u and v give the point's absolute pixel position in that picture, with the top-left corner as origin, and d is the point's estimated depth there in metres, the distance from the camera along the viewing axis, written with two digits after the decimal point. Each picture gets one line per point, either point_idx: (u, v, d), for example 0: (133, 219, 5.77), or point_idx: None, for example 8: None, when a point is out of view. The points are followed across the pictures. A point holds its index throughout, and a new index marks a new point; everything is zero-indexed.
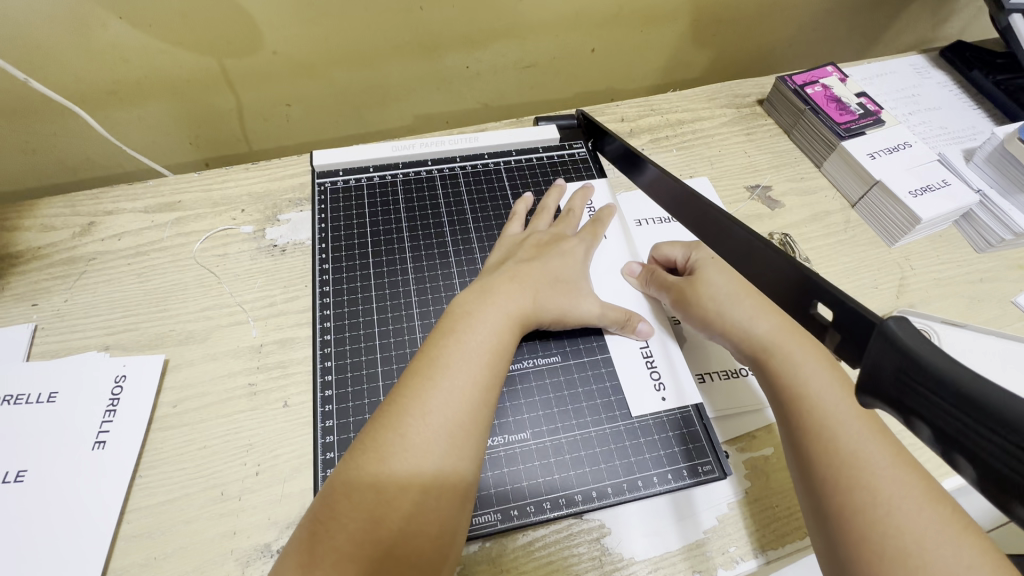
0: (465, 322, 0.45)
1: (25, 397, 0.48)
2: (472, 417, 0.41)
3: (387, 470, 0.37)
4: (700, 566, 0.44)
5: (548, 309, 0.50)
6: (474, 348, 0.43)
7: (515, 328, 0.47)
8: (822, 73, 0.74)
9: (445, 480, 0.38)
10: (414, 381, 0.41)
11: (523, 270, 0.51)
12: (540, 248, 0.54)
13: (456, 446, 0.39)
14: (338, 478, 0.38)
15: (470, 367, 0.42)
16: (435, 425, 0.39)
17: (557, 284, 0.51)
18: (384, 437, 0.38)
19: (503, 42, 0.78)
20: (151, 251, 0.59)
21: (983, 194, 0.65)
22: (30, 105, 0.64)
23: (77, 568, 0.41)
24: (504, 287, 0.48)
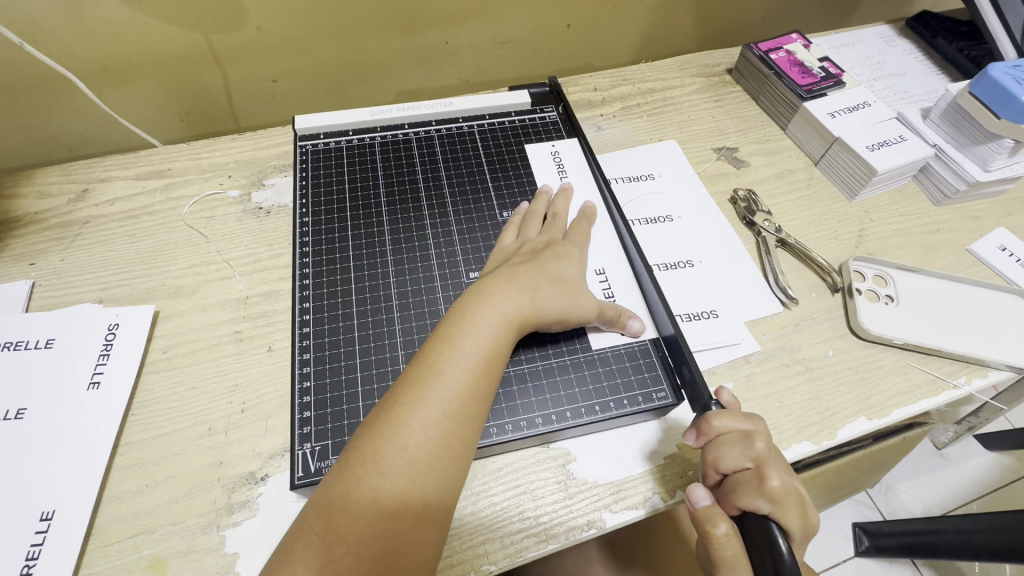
0: (461, 327, 0.45)
1: (25, 343, 0.51)
2: (467, 419, 0.41)
3: (387, 482, 0.38)
4: (660, 488, 0.47)
5: (548, 310, 0.48)
6: (469, 354, 0.43)
7: (513, 331, 0.46)
8: (786, 40, 0.77)
9: (441, 481, 0.39)
10: (410, 388, 0.41)
11: (521, 271, 0.49)
12: (535, 252, 0.53)
13: (451, 452, 0.40)
14: (333, 487, 0.38)
15: (466, 372, 0.42)
16: (431, 429, 0.40)
17: (556, 286, 0.50)
18: (381, 444, 0.39)
19: (481, 18, 0.81)
20: (143, 214, 0.62)
21: (938, 148, 0.67)
22: (26, 81, 0.67)
23: (74, 494, 0.44)
24: (501, 292, 0.47)
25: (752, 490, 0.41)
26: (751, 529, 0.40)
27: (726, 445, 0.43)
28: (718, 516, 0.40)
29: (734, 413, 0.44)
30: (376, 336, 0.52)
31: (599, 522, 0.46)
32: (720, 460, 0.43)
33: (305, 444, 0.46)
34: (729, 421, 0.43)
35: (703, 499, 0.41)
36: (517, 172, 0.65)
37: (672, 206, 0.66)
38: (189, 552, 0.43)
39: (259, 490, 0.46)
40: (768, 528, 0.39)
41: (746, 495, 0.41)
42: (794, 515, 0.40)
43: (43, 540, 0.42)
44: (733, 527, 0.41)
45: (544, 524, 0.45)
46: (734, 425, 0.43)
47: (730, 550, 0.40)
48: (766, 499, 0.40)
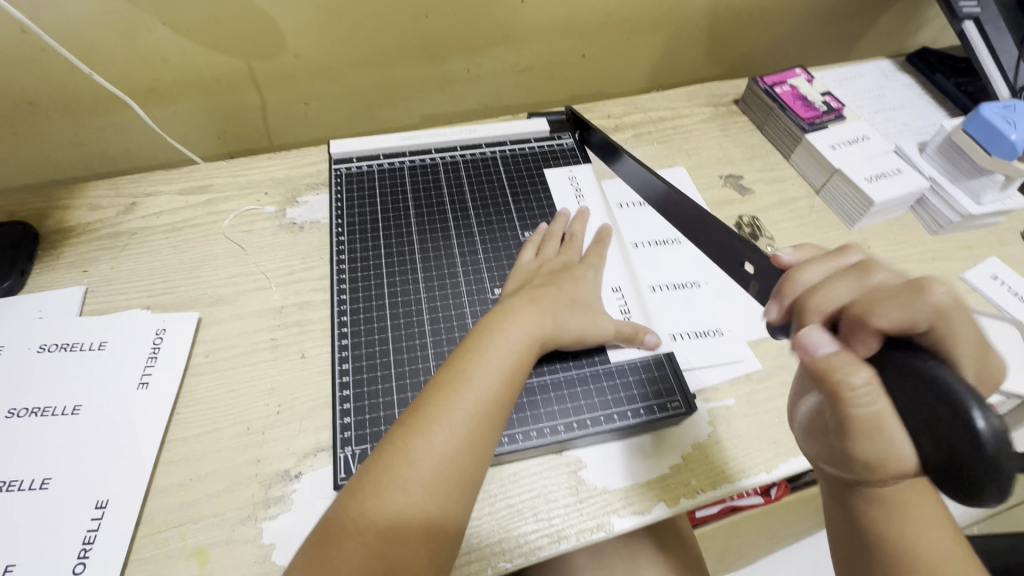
0: (489, 340, 0.48)
1: (80, 345, 0.55)
2: (490, 422, 0.44)
3: (414, 474, 0.40)
4: (666, 495, 0.51)
5: (566, 332, 0.52)
6: (495, 365, 0.47)
7: (537, 348, 0.50)
8: (791, 75, 0.81)
9: (465, 478, 0.42)
10: (439, 392, 0.45)
11: (543, 294, 0.54)
12: (555, 275, 0.57)
13: (474, 452, 0.43)
14: (363, 478, 0.41)
15: (491, 380, 0.46)
16: (458, 428, 0.43)
17: (574, 309, 0.54)
18: (411, 439, 0.42)
19: (502, 48, 0.86)
20: (186, 227, 0.67)
21: (933, 182, 0.71)
22: (82, 100, 0.72)
23: (124, 485, 0.48)
24: (525, 312, 0.51)
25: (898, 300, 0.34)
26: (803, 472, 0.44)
27: (838, 282, 0.38)
28: (853, 366, 0.33)
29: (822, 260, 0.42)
30: (408, 347, 0.56)
31: (608, 525, 0.49)
32: (827, 297, 0.38)
33: (347, 447, 0.50)
34: (814, 274, 0.41)
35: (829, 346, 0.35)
36: (538, 194, 0.70)
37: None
38: (229, 542, 0.47)
39: (293, 486, 0.50)
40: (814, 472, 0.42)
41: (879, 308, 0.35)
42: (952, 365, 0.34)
43: (98, 526, 0.46)
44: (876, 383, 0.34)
45: (556, 525, 0.49)
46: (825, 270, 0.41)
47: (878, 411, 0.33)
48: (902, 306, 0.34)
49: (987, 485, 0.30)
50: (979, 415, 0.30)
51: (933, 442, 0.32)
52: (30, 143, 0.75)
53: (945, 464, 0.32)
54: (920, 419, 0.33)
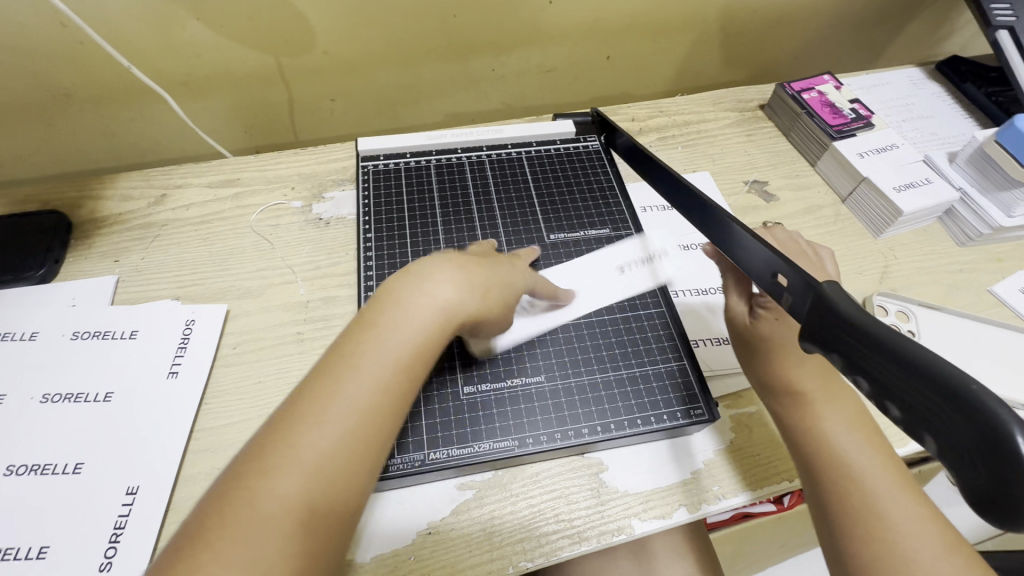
0: (364, 321, 0.42)
1: (111, 333, 0.56)
2: (389, 414, 0.39)
3: (301, 460, 0.35)
4: (688, 500, 0.51)
5: (488, 303, 0.48)
6: (391, 344, 0.41)
7: (450, 326, 0.45)
8: (819, 81, 0.81)
9: (352, 478, 0.36)
10: (332, 369, 0.39)
11: (477, 271, 0.49)
12: (484, 256, 0.52)
13: (369, 448, 0.37)
14: (235, 479, 0.34)
15: (384, 367, 0.40)
16: (354, 426, 0.37)
17: (501, 291, 0.50)
18: (298, 435, 0.36)
19: (528, 49, 0.86)
20: (214, 220, 0.68)
21: (963, 193, 0.70)
22: (115, 93, 0.74)
23: (154, 472, 0.49)
24: (447, 293, 0.45)
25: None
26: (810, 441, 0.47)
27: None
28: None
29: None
30: None
31: (629, 528, 0.49)
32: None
33: None
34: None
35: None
36: (563, 196, 0.70)
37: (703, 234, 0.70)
38: None
39: None
40: None
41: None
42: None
43: (128, 512, 0.47)
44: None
45: (578, 527, 0.49)
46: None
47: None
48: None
49: None
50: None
51: (962, 467, 0.30)
52: (63, 133, 0.76)
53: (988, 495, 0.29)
54: (958, 442, 0.30)
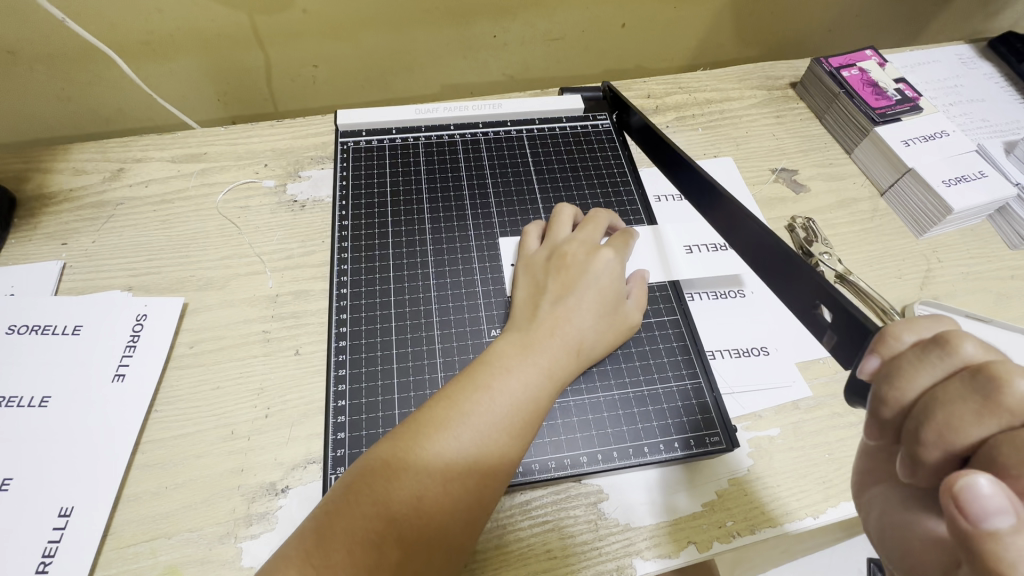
0: (480, 376, 0.41)
1: (52, 328, 0.50)
2: (488, 472, 0.37)
3: (391, 496, 0.35)
4: (697, 537, 0.45)
5: (594, 351, 0.46)
6: (501, 394, 0.40)
7: (556, 383, 0.43)
8: (860, 57, 0.72)
9: (446, 531, 0.35)
10: (439, 412, 0.38)
11: (561, 312, 0.45)
12: (570, 275, 0.47)
13: (467, 505, 0.36)
14: (331, 511, 0.34)
15: (491, 424, 0.38)
16: (450, 477, 0.36)
17: (599, 323, 0.46)
18: (395, 481, 0.35)
19: (534, 13, 0.77)
20: (176, 200, 0.61)
21: (1021, 188, 0.62)
22: (68, 53, 0.65)
23: (93, 490, 0.43)
24: (549, 344, 0.43)
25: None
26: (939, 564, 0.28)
27: (954, 409, 0.27)
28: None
29: (923, 359, 0.29)
30: (414, 354, 0.49)
31: (630, 569, 0.43)
32: (952, 429, 0.26)
33: (338, 467, 0.44)
34: (921, 380, 0.29)
35: (1001, 516, 0.22)
36: (567, 182, 0.62)
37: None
38: (205, 562, 0.42)
39: (279, 502, 0.44)
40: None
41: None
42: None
43: (60, 537, 0.41)
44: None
45: (571, 565, 0.43)
46: (933, 374, 0.28)
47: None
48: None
49: None
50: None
51: None
52: (13, 96, 0.68)
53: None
54: None
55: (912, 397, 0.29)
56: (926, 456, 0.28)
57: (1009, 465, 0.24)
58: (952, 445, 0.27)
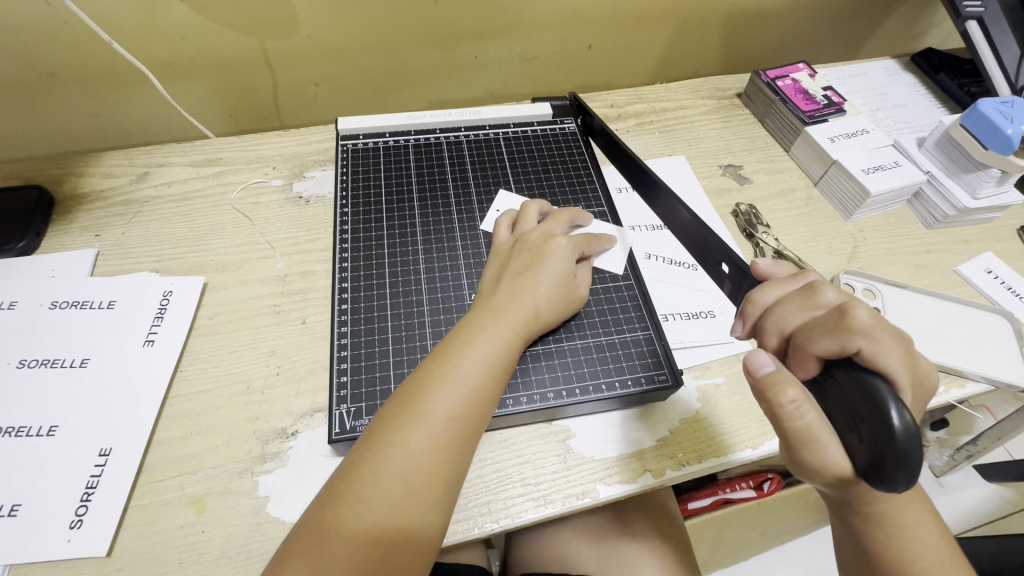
0: (465, 336, 0.47)
1: (90, 303, 0.57)
2: (482, 410, 0.44)
3: (405, 445, 0.41)
4: (652, 466, 0.52)
5: (553, 317, 0.54)
6: (485, 351, 0.46)
7: (524, 338, 0.50)
8: (793, 69, 0.83)
9: (457, 460, 0.42)
10: (433, 371, 0.45)
11: (523, 283, 0.53)
12: (531, 256, 0.55)
13: (470, 439, 0.43)
14: (359, 459, 0.40)
15: (480, 371, 0.45)
16: (453, 418, 0.43)
17: (556, 292, 0.54)
18: (408, 428, 0.41)
19: (510, 36, 0.88)
20: (195, 197, 0.69)
21: (930, 176, 0.72)
22: (100, 73, 0.75)
23: (127, 435, 0.50)
24: (514, 308, 0.50)
25: (833, 329, 0.33)
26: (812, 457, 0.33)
27: (787, 307, 0.37)
28: (787, 383, 0.33)
29: (778, 281, 0.40)
30: (406, 314, 0.57)
31: (594, 492, 0.50)
32: (782, 320, 0.36)
33: (341, 405, 0.50)
34: (772, 293, 0.39)
35: (768, 366, 0.34)
36: (539, 176, 0.71)
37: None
38: (226, 493, 0.48)
39: (289, 444, 0.51)
40: (860, 379, 0.31)
41: (815, 338, 0.34)
42: (884, 358, 0.32)
43: (101, 472, 0.48)
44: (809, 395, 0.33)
45: (543, 490, 0.50)
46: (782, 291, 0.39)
47: (808, 423, 0.32)
48: (833, 337, 0.33)
49: (898, 474, 0.29)
50: (893, 411, 0.29)
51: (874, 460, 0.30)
52: (49, 114, 0.77)
53: (870, 462, 0.30)
54: (839, 414, 0.32)
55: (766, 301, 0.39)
56: (769, 344, 0.37)
57: (803, 343, 0.34)
58: (782, 331, 0.36)
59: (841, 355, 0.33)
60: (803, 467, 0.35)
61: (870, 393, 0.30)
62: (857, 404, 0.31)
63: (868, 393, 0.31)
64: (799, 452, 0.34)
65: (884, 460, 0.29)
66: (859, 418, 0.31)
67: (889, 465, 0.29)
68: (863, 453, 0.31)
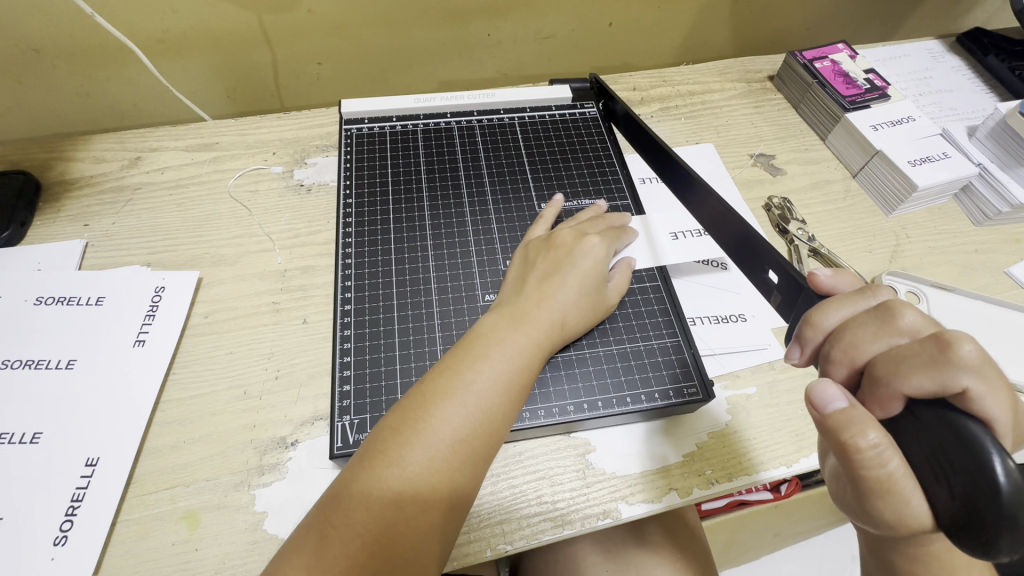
0: (478, 346, 0.43)
1: (77, 299, 0.54)
2: (491, 432, 0.41)
3: (401, 466, 0.37)
4: (679, 484, 0.48)
5: (578, 326, 0.49)
6: (498, 364, 0.42)
7: (545, 353, 0.46)
8: (832, 50, 0.76)
9: (455, 489, 0.38)
10: (439, 386, 0.41)
11: (547, 289, 0.48)
12: (559, 256, 0.51)
13: (474, 464, 0.39)
14: (349, 477, 0.37)
15: (492, 389, 0.41)
16: (458, 440, 0.39)
17: (582, 300, 0.49)
18: (406, 446, 0.38)
19: (525, 13, 0.82)
20: (190, 184, 0.65)
21: (983, 168, 0.66)
22: (89, 50, 0.70)
23: (116, 444, 0.46)
24: (537, 317, 0.46)
25: (926, 365, 0.29)
26: (890, 502, 0.30)
27: (860, 331, 0.33)
28: (866, 424, 0.30)
29: (844, 298, 0.35)
30: (414, 316, 0.53)
31: (615, 512, 0.46)
32: (855, 347, 0.33)
33: (344, 416, 0.47)
34: (838, 314, 0.35)
35: (838, 401, 0.30)
36: (557, 166, 0.66)
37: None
38: (221, 508, 0.45)
39: (289, 454, 0.48)
40: (957, 424, 0.28)
41: (904, 373, 0.30)
42: (981, 401, 0.29)
43: (87, 484, 0.44)
44: (889, 439, 0.30)
45: (560, 509, 0.46)
46: (849, 311, 0.35)
47: (890, 471, 0.29)
48: (929, 375, 0.29)
49: (1004, 538, 0.26)
50: (995, 463, 0.26)
51: (968, 517, 0.27)
52: (38, 93, 0.73)
53: (961, 517, 0.27)
54: (925, 459, 0.29)
55: (831, 323, 0.35)
56: (837, 374, 0.34)
57: (884, 376, 0.31)
58: (855, 361, 0.33)
59: (935, 394, 0.29)
60: (876, 516, 0.32)
61: (969, 441, 0.27)
62: (948, 450, 0.28)
63: (963, 441, 0.27)
64: (875, 498, 0.31)
65: (982, 518, 0.26)
66: (953, 467, 0.28)
67: (986, 522, 0.26)
68: (952, 508, 0.28)
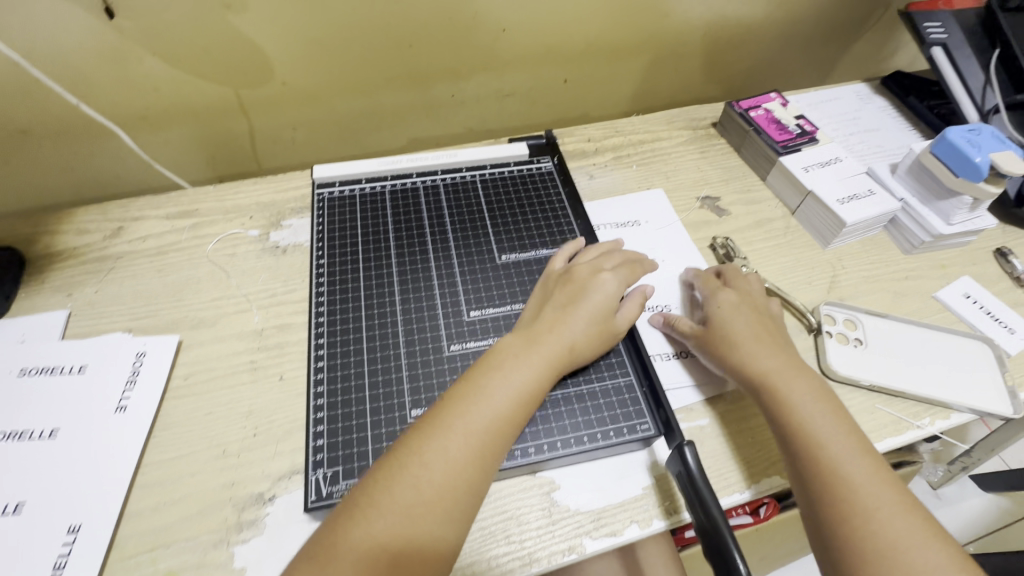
0: (496, 361, 0.51)
1: (60, 369, 0.56)
2: (501, 439, 0.47)
3: (425, 461, 0.44)
4: (638, 516, 0.51)
5: (588, 349, 0.55)
6: (512, 381, 0.49)
7: (552, 373, 0.52)
8: (765, 99, 0.84)
9: (470, 485, 0.44)
10: (460, 398, 0.48)
11: (562, 318, 0.55)
12: (575, 288, 0.58)
13: (485, 467, 0.45)
14: (381, 468, 0.44)
15: (504, 400, 0.48)
16: (473, 441, 0.46)
17: (591, 326, 0.55)
18: (428, 444, 0.45)
19: (485, 75, 0.89)
20: (170, 251, 0.68)
21: (905, 203, 0.73)
22: (74, 128, 0.74)
23: (98, 508, 0.48)
24: (548, 342, 0.53)
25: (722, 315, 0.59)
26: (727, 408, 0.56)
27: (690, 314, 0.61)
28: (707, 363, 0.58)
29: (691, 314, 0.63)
30: (383, 369, 0.56)
31: (581, 547, 0.49)
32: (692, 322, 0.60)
33: (318, 469, 0.49)
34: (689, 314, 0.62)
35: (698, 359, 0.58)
36: (516, 218, 0.71)
37: (655, 251, 0.71)
38: (200, 567, 0.47)
39: (266, 510, 0.50)
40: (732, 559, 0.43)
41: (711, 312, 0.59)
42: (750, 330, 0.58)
43: (69, 551, 0.46)
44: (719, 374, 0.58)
45: (528, 548, 0.49)
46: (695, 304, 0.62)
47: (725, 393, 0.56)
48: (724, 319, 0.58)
49: None
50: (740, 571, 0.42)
51: None
52: (24, 169, 0.77)
53: None
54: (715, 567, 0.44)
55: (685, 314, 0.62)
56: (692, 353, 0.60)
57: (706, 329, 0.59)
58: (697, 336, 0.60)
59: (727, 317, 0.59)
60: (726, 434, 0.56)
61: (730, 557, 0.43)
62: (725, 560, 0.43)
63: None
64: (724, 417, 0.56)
65: None
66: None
67: None
68: None
